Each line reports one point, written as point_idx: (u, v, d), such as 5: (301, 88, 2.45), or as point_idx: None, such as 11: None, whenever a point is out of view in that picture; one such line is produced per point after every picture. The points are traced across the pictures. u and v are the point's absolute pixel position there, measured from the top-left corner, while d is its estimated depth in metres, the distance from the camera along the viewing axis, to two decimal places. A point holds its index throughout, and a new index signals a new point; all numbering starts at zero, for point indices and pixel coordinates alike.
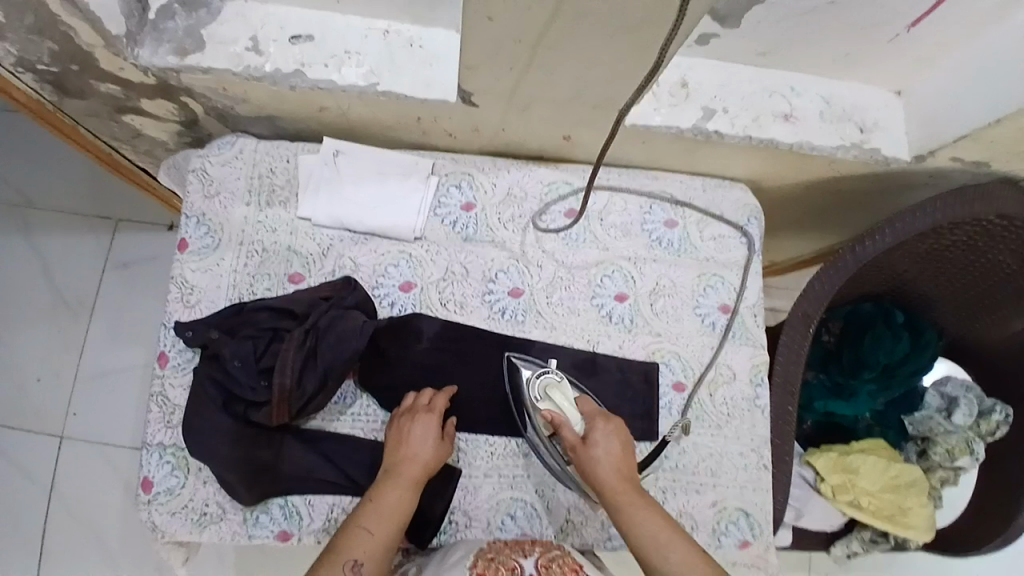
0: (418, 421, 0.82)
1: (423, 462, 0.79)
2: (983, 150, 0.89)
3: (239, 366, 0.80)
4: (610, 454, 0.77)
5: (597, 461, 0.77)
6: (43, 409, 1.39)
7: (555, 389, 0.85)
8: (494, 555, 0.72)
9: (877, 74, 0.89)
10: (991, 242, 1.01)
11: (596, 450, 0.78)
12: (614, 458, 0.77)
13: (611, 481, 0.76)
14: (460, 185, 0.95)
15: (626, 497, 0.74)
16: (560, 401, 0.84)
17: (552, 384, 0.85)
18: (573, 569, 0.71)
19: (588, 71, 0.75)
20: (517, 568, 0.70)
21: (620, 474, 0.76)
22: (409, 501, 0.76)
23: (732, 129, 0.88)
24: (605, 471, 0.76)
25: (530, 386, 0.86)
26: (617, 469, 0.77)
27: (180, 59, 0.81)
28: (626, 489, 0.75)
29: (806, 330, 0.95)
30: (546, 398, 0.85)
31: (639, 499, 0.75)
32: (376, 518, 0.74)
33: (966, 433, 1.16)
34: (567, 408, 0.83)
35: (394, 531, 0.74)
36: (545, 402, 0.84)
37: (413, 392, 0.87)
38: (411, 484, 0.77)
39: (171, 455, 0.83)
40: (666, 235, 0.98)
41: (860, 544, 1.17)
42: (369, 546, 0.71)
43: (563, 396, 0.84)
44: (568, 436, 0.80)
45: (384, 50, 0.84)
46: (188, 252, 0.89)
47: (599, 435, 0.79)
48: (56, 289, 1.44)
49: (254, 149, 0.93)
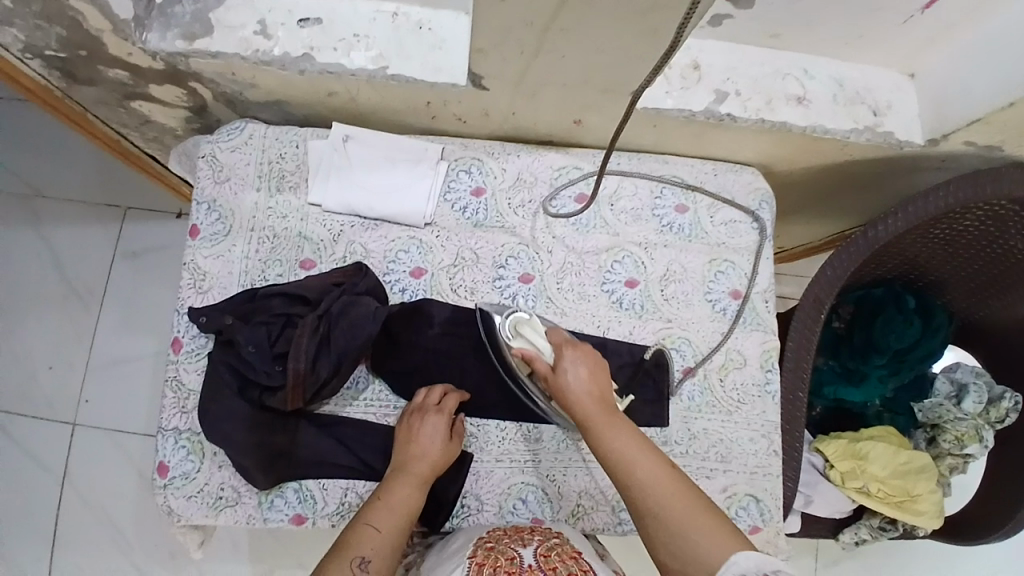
0: (428, 420, 0.83)
1: (432, 461, 0.80)
2: (999, 133, 0.88)
3: (254, 351, 0.80)
4: (580, 376, 0.75)
5: (568, 385, 0.74)
6: (55, 396, 1.41)
7: (525, 325, 0.83)
8: (493, 546, 0.73)
9: (890, 54, 0.88)
10: (1004, 228, 1.00)
11: (566, 376, 0.75)
12: (584, 381, 0.75)
13: (582, 403, 0.73)
14: (469, 170, 0.95)
15: (598, 417, 0.72)
16: (531, 336, 0.81)
17: (522, 321, 0.83)
18: (572, 556, 0.71)
19: (596, 55, 0.74)
20: (515, 557, 0.69)
21: (591, 395, 0.74)
22: (417, 500, 0.77)
23: (744, 112, 0.87)
24: (576, 394, 0.74)
25: (503, 327, 0.84)
26: (589, 391, 0.74)
27: (188, 44, 0.81)
28: (599, 408, 0.73)
29: (817, 316, 0.95)
30: (517, 336, 0.83)
31: (611, 416, 0.72)
32: (385, 515, 0.74)
33: (976, 420, 1.15)
34: (537, 342, 0.81)
35: (402, 528, 0.74)
36: (517, 340, 0.82)
37: (423, 390, 0.88)
38: (419, 484, 0.79)
39: (186, 439, 0.84)
40: (677, 220, 0.97)
41: (868, 531, 1.18)
42: (377, 542, 0.71)
43: (535, 332, 0.82)
44: (540, 366, 0.78)
45: (392, 33, 0.83)
46: (200, 239, 0.89)
47: (568, 361, 0.76)
48: (66, 279, 1.45)
49: (263, 134, 0.93)
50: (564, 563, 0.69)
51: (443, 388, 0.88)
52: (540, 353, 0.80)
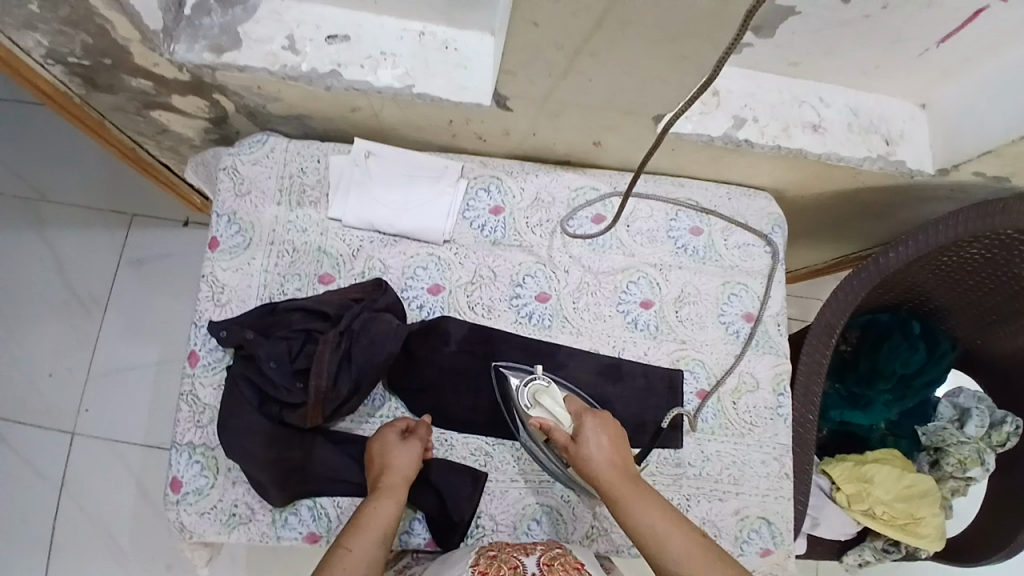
0: (375, 439, 0.83)
1: (388, 468, 0.79)
2: (1007, 164, 0.90)
3: (275, 366, 0.80)
4: (603, 446, 0.74)
5: (590, 458, 0.73)
6: (55, 401, 1.39)
7: (544, 394, 0.81)
8: (495, 554, 0.72)
9: (903, 86, 0.90)
10: (1008, 256, 1.02)
11: (588, 447, 0.74)
12: (606, 451, 0.74)
13: (607, 476, 0.72)
14: (488, 188, 0.96)
15: (624, 489, 0.71)
16: (552, 407, 0.79)
17: (540, 391, 0.81)
18: (576, 567, 0.69)
19: (624, 79, 0.75)
20: (517, 566, 0.69)
21: (615, 466, 0.73)
22: (389, 511, 0.75)
23: (761, 138, 0.89)
24: (600, 466, 0.73)
25: (522, 395, 0.83)
26: (612, 461, 0.74)
27: (215, 56, 0.82)
28: (623, 479, 0.72)
29: (830, 340, 0.96)
30: (537, 405, 0.81)
31: (636, 487, 0.72)
32: (357, 533, 0.72)
33: (978, 444, 1.16)
34: (557, 412, 0.79)
35: (378, 542, 0.72)
36: (536, 409, 0.81)
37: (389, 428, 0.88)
38: (390, 496, 0.77)
39: (200, 455, 0.84)
40: (692, 242, 0.98)
41: (872, 554, 1.18)
42: (350, 562, 0.68)
43: (554, 402, 0.80)
44: (559, 437, 0.77)
45: (419, 52, 0.85)
46: (219, 251, 0.89)
47: (591, 430, 0.75)
48: (69, 284, 1.43)
49: (284, 148, 0.93)
50: (568, 573, 0.68)
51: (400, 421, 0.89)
52: (559, 424, 0.78)
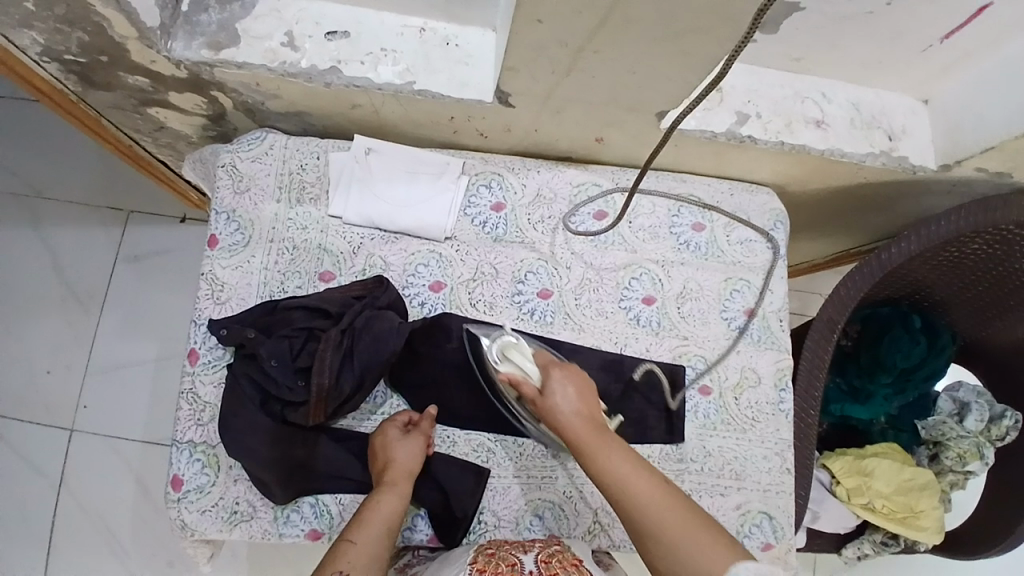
0: (381, 431, 0.84)
1: (392, 464, 0.80)
2: (1009, 160, 0.90)
3: (276, 365, 0.80)
4: (569, 396, 0.76)
5: (556, 407, 0.75)
6: (53, 399, 1.38)
7: (512, 349, 0.82)
8: (495, 551, 0.74)
9: (906, 81, 0.90)
10: (1008, 250, 1.02)
11: (555, 397, 0.76)
12: (572, 400, 0.76)
13: (574, 424, 0.74)
14: (489, 185, 0.95)
15: (589, 433, 0.72)
16: (521, 361, 0.81)
17: (510, 345, 0.82)
18: (573, 563, 0.71)
19: (628, 76, 0.75)
20: (515, 563, 0.71)
21: (581, 413, 0.75)
22: (393, 507, 0.76)
23: (764, 134, 0.89)
24: (566, 414, 0.74)
25: (490, 351, 0.84)
26: (579, 410, 0.75)
27: (213, 53, 0.81)
28: (589, 426, 0.73)
29: (831, 336, 0.96)
30: (505, 359, 0.82)
31: (601, 433, 0.73)
32: (362, 529, 0.73)
33: (977, 438, 1.16)
34: (524, 366, 0.81)
35: (382, 537, 0.73)
36: (505, 363, 0.82)
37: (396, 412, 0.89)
38: (394, 492, 0.78)
39: (201, 452, 0.83)
40: (694, 238, 0.98)
41: (871, 546, 1.19)
42: (356, 554, 0.69)
43: (522, 356, 0.81)
44: (527, 390, 0.78)
45: (420, 48, 0.84)
46: (218, 249, 0.89)
47: (557, 382, 0.77)
48: (66, 282, 1.42)
49: (284, 145, 0.93)
50: (564, 569, 0.70)
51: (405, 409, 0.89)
52: (527, 377, 0.80)
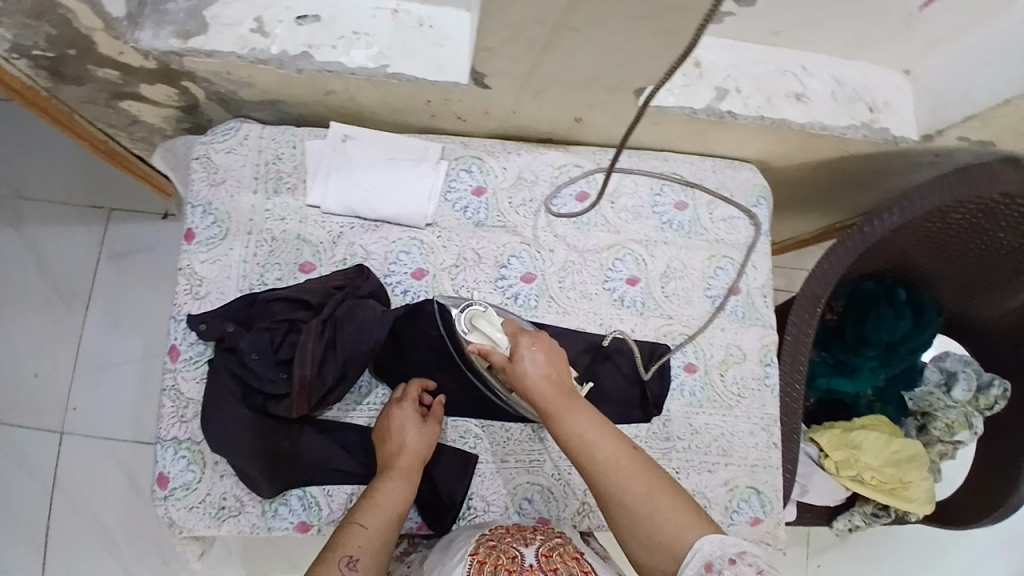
0: (397, 410, 0.83)
1: (406, 448, 0.81)
2: (991, 129, 0.90)
3: (257, 357, 0.79)
4: (538, 362, 0.74)
5: (524, 376, 0.73)
6: (40, 401, 1.37)
7: (481, 319, 0.82)
8: (496, 544, 0.73)
9: (888, 52, 0.89)
10: (991, 219, 1.03)
11: (524, 365, 0.74)
12: (541, 368, 0.74)
13: (541, 392, 0.72)
14: (469, 169, 0.94)
15: (556, 402, 0.72)
16: (491, 331, 0.80)
17: (478, 314, 0.82)
18: (574, 556, 0.71)
19: (604, 55, 0.74)
20: (516, 557, 0.69)
21: (549, 381, 0.73)
22: (402, 493, 0.78)
23: (744, 109, 0.88)
24: (534, 383, 0.73)
25: (460, 319, 0.83)
26: (547, 377, 0.73)
27: (183, 42, 0.79)
28: (557, 394, 0.72)
29: (815, 312, 0.96)
30: (474, 329, 0.82)
31: (569, 400, 0.72)
32: (372, 513, 0.74)
33: (965, 408, 1.19)
34: (493, 334, 0.80)
35: (391, 523, 0.75)
36: (473, 333, 0.82)
37: (404, 383, 0.88)
38: (403, 478, 0.79)
39: (186, 449, 0.83)
40: (676, 216, 0.98)
41: (862, 517, 1.21)
42: (365, 540, 0.71)
43: (492, 325, 0.81)
44: (496, 359, 0.77)
45: (393, 31, 0.82)
46: (196, 243, 0.87)
47: (525, 349, 0.75)
48: (49, 283, 1.41)
49: (259, 135, 0.91)
50: (565, 563, 0.69)
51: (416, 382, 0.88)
52: (495, 347, 0.79)
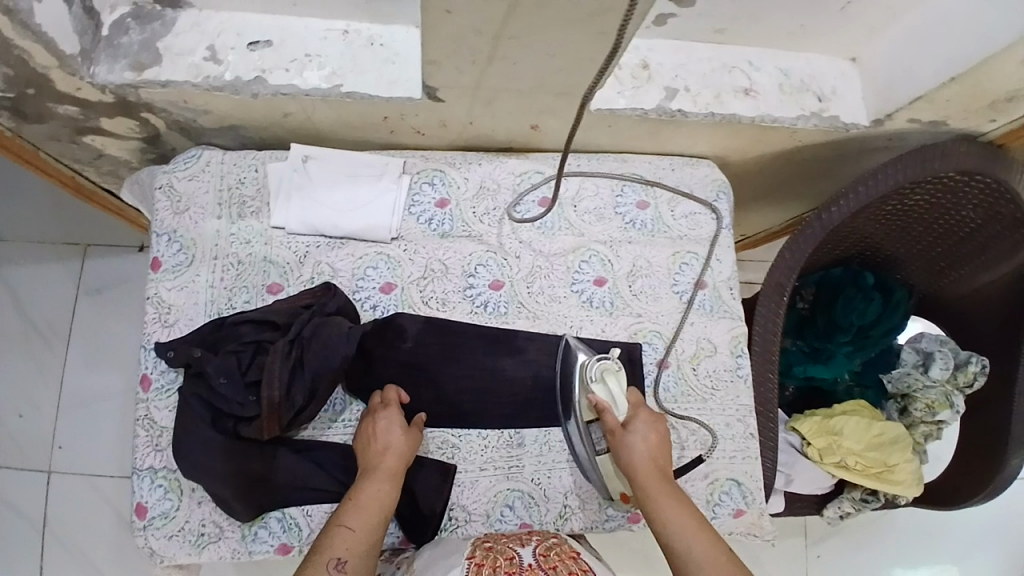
0: (380, 414, 0.83)
1: (392, 449, 0.80)
2: (938, 110, 0.92)
3: (225, 382, 0.79)
4: (648, 443, 0.81)
5: (632, 451, 0.81)
6: (27, 442, 1.37)
7: (611, 375, 0.86)
8: (491, 546, 0.74)
9: (831, 42, 0.91)
10: (950, 196, 1.05)
11: (633, 437, 0.82)
12: (649, 446, 0.81)
13: (642, 469, 0.79)
14: (432, 182, 0.96)
15: (656, 484, 0.78)
16: (613, 390, 0.86)
17: (610, 369, 0.86)
18: (571, 556, 0.72)
19: (550, 62, 0.75)
20: (514, 557, 0.71)
21: (652, 462, 0.80)
22: (389, 493, 0.77)
23: (695, 107, 0.90)
24: (638, 459, 0.80)
25: (588, 366, 0.88)
26: (652, 458, 0.80)
27: (137, 74, 0.81)
28: (656, 475, 0.79)
29: (781, 301, 0.97)
30: (600, 382, 0.86)
31: (667, 485, 0.78)
32: (358, 514, 0.74)
33: (944, 387, 1.17)
34: (616, 396, 0.86)
35: (377, 524, 0.74)
36: (597, 385, 0.86)
37: (379, 389, 0.88)
38: (389, 477, 0.78)
39: (162, 478, 0.83)
40: (639, 216, 0.99)
41: (851, 504, 1.21)
42: (353, 542, 0.71)
43: (619, 387, 0.86)
44: (610, 421, 0.84)
45: (345, 50, 0.84)
46: (162, 271, 0.88)
47: (640, 425, 0.83)
48: (29, 322, 1.41)
49: (220, 160, 0.92)
50: (563, 562, 0.71)
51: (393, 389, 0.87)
52: (612, 408, 0.85)
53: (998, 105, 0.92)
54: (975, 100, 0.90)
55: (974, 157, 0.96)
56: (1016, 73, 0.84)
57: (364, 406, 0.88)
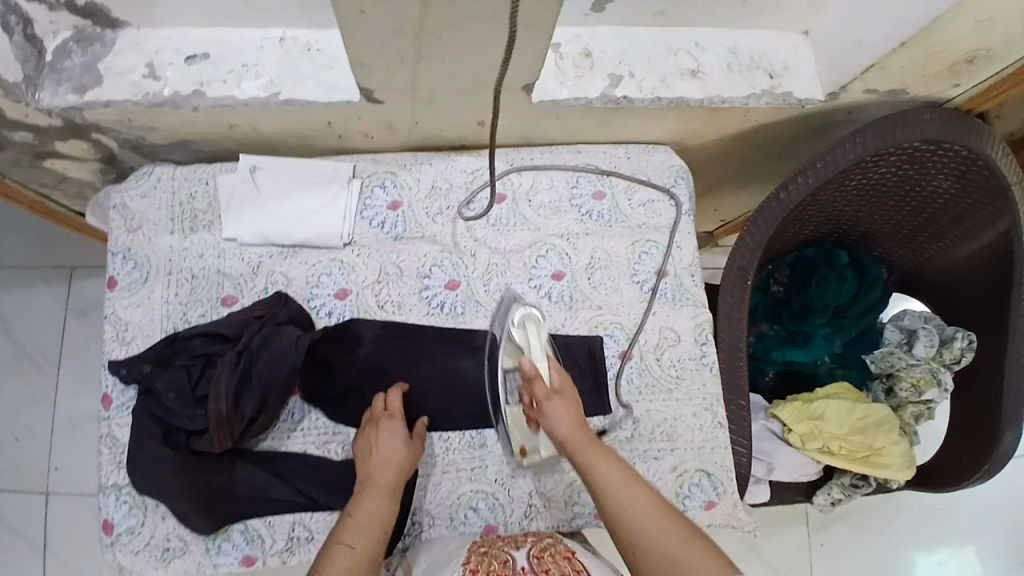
0: (383, 428, 0.82)
1: (395, 463, 0.79)
2: (895, 78, 0.89)
3: (175, 397, 0.81)
4: (572, 410, 0.79)
5: (558, 418, 0.78)
6: (24, 464, 1.39)
7: (533, 323, 0.89)
8: (487, 550, 0.73)
9: (778, 17, 0.89)
10: (918, 167, 1.01)
11: (559, 405, 0.79)
12: (575, 414, 0.79)
13: (572, 435, 0.77)
14: (384, 185, 0.95)
15: (586, 448, 0.75)
16: (531, 337, 0.88)
17: (531, 317, 0.90)
18: (565, 556, 0.71)
19: (480, 57, 0.74)
20: (507, 561, 0.70)
21: (580, 428, 0.77)
22: (389, 508, 0.75)
23: (640, 93, 0.88)
24: (567, 429, 0.77)
25: (511, 313, 0.90)
26: (579, 422, 0.78)
27: (79, 96, 0.82)
28: (587, 438, 0.77)
29: (744, 285, 0.95)
30: (521, 327, 0.89)
31: (598, 447, 0.76)
32: (358, 531, 0.71)
33: (930, 364, 1.13)
34: (533, 343, 0.87)
35: (379, 540, 0.72)
36: (519, 330, 0.89)
37: (382, 395, 0.86)
38: (391, 490, 0.77)
39: (127, 495, 0.84)
40: (596, 207, 0.98)
41: (841, 491, 1.17)
42: (353, 560, 0.69)
43: (537, 336, 0.88)
44: (538, 388, 0.80)
45: (282, 59, 0.84)
46: (118, 289, 0.89)
47: (565, 392, 0.80)
48: (20, 348, 1.43)
49: (171, 177, 0.93)
50: (556, 563, 0.69)
51: (390, 393, 0.87)
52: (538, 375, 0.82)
53: (959, 68, 0.89)
54: (933, 66, 0.87)
55: (936, 125, 0.93)
56: (970, 34, 0.81)
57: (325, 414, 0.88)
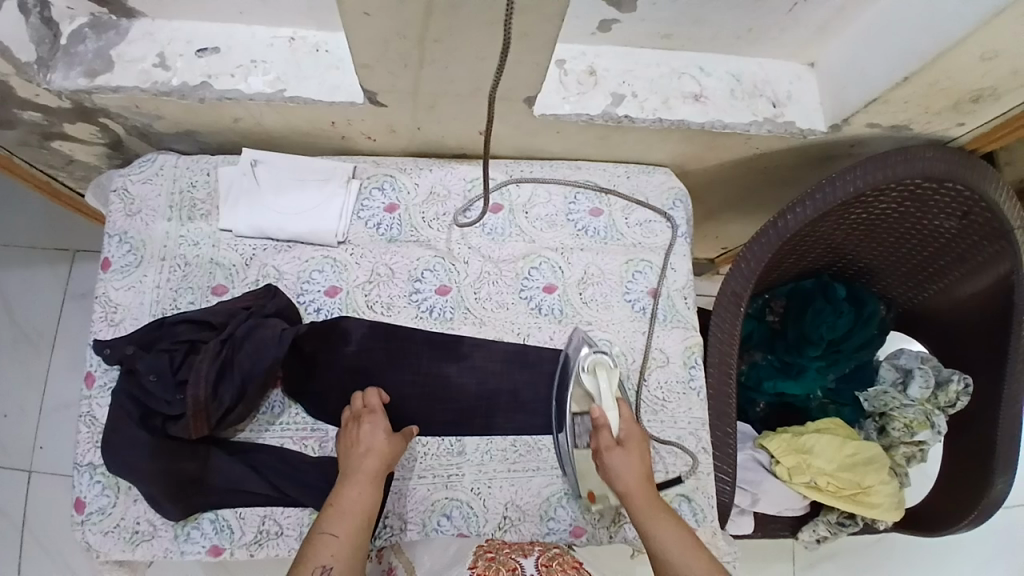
0: (364, 422, 0.82)
1: (376, 453, 0.78)
2: (898, 114, 0.89)
3: (155, 380, 0.81)
4: (634, 465, 0.80)
5: (619, 472, 0.79)
6: (10, 442, 1.39)
7: (604, 369, 0.87)
8: (493, 555, 0.74)
9: (782, 46, 0.90)
10: (920, 204, 1.01)
11: (622, 461, 0.80)
12: (638, 470, 0.80)
13: (632, 492, 0.79)
14: (382, 187, 0.96)
15: (646, 509, 0.77)
16: (602, 384, 0.86)
17: (601, 361, 0.87)
18: (573, 566, 0.72)
19: (482, 66, 0.75)
20: (516, 568, 0.71)
21: (642, 485, 0.79)
22: (371, 495, 0.75)
23: (642, 112, 0.88)
24: (630, 482, 0.79)
25: (581, 357, 0.89)
26: (640, 479, 0.80)
27: (90, 81, 0.83)
28: (649, 498, 0.78)
29: (738, 309, 0.94)
30: (590, 372, 0.87)
31: (661, 510, 0.78)
32: (342, 518, 0.73)
33: (924, 406, 1.11)
34: (602, 388, 0.85)
35: (362, 526, 0.73)
36: (588, 374, 0.87)
37: (359, 394, 0.86)
38: (372, 480, 0.76)
39: (101, 474, 0.83)
40: (592, 223, 0.98)
41: (826, 528, 1.14)
42: (338, 546, 0.70)
43: (608, 381, 0.86)
44: (604, 439, 0.81)
45: (289, 57, 0.85)
46: (111, 272, 0.90)
47: (631, 448, 0.81)
48: (17, 326, 1.44)
49: (174, 165, 0.94)
50: (565, 573, 0.71)
51: (369, 392, 0.86)
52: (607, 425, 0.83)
53: (964, 107, 0.89)
54: (936, 101, 0.87)
55: (939, 162, 0.92)
56: (975, 72, 0.80)
57: (304, 411, 0.88)
